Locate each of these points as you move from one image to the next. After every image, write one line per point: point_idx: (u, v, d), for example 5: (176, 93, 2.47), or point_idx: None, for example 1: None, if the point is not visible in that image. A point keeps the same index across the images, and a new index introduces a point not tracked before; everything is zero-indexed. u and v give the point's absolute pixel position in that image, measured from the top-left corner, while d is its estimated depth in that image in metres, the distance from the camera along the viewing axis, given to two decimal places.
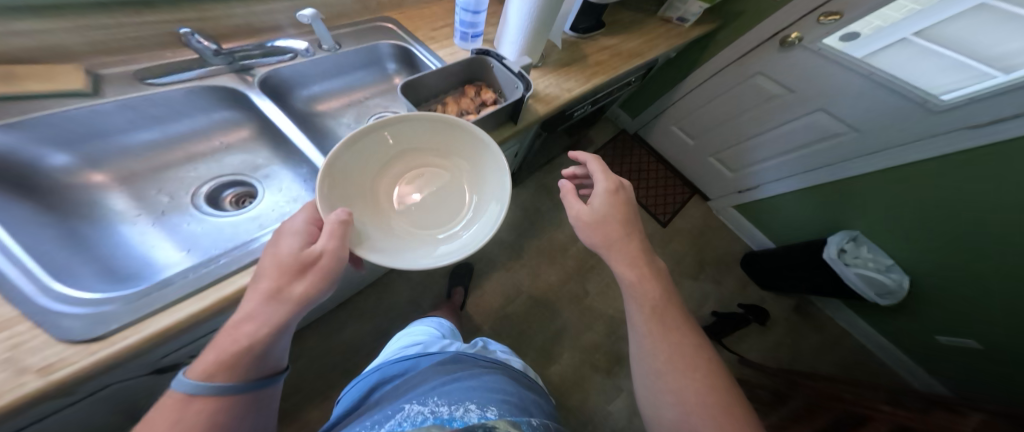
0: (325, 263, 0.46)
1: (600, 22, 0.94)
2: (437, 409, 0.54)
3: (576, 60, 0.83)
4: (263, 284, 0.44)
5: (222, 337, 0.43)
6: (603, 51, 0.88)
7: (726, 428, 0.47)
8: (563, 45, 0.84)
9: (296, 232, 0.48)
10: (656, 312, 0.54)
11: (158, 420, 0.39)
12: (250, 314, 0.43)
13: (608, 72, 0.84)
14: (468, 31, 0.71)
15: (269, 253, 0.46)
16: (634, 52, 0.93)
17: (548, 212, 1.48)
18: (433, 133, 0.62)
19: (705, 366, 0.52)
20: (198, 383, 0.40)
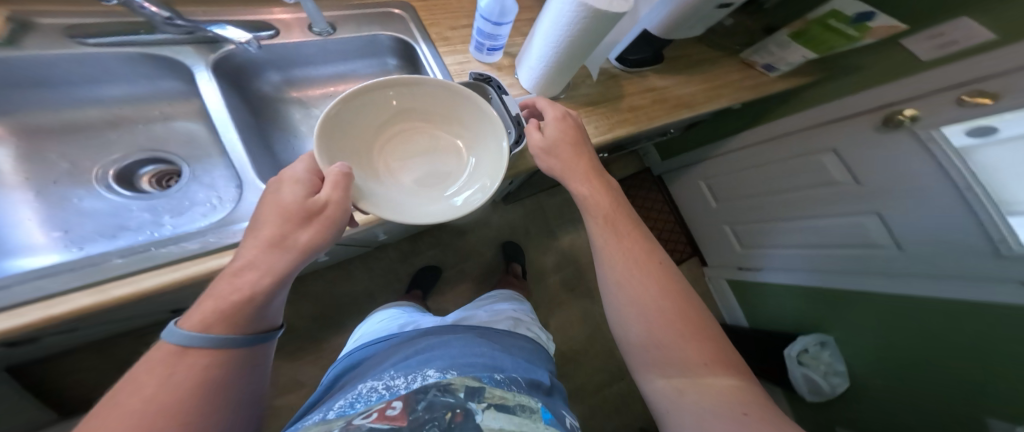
0: (332, 212, 0.49)
1: (659, 55, 0.85)
2: (391, 383, 0.56)
3: (607, 99, 0.78)
4: (267, 231, 0.47)
5: (220, 287, 0.46)
6: (645, 94, 0.81)
7: (668, 302, 0.56)
8: (599, 78, 0.79)
9: (299, 182, 0.51)
10: (610, 220, 0.62)
11: (146, 377, 0.40)
12: (253, 261, 0.46)
13: (640, 121, 0.77)
14: (485, 43, 0.72)
15: (271, 203, 0.50)
16: (684, 102, 0.84)
17: (538, 237, 1.47)
18: (437, 105, 0.63)
19: (658, 267, 0.59)
20: (191, 335, 0.42)
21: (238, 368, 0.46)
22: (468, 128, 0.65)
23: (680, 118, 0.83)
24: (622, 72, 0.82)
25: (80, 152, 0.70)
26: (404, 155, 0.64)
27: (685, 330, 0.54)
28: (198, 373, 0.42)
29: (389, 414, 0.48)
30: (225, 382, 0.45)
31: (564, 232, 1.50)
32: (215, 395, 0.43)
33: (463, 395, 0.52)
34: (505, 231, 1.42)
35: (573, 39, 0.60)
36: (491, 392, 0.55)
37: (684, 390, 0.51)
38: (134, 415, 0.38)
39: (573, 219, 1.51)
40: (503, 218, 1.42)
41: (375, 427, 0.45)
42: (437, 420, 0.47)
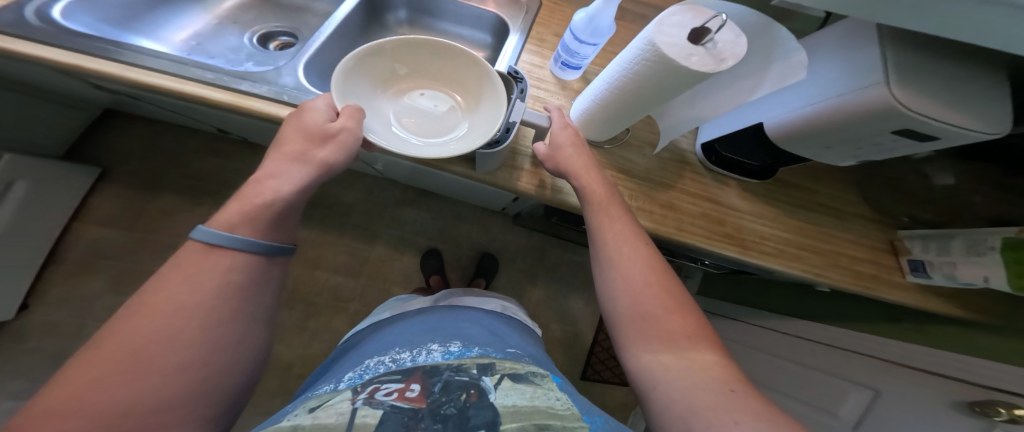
0: (346, 140, 0.41)
1: (767, 170, 0.55)
2: (397, 356, 0.41)
3: (645, 177, 0.56)
4: (287, 147, 0.41)
5: (249, 190, 0.40)
6: (697, 198, 0.55)
7: (672, 314, 0.42)
8: (664, 154, 0.57)
9: (320, 101, 0.43)
10: (610, 216, 0.46)
11: (177, 265, 0.35)
12: (278, 172, 0.40)
13: (661, 225, 0.53)
14: (562, 55, 0.59)
15: (291, 126, 0.42)
16: (747, 240, 0.53)
17: (519, 272, 1.23)
18: (447, 69, 0.52)
19: (642, 247, 0.46)
20: (213, 231, 0.36)
21: (264, 284, 0.39)
22: (483, 101, 0.50)
23: (722, 255, 0.53)
24: (700, 165, 0.56)
25: (263, 10, 0.79)
26: (400, 111, 0.50)
27: (667, 305, 0.42)
28: (223, 277, 0.36)
29: (405, 394, 0.32)
30: (251, 297, 0.37)
31: (545, 284, 1.24)
32: (240, 306, 0.36)
33: (474, 370, 0.37)
34: (490, 242, 1.23)
35: (627, 84, 0.43)
36: (500, 365, 0.39)
37: (672, 367, 0.38)
38: (155, 317, 0.32)
39: (563, 282, 1.24)
40: (503, 233, 1.24)
41: (393, 406, 0.30)
42: (450, 401, 0.31)
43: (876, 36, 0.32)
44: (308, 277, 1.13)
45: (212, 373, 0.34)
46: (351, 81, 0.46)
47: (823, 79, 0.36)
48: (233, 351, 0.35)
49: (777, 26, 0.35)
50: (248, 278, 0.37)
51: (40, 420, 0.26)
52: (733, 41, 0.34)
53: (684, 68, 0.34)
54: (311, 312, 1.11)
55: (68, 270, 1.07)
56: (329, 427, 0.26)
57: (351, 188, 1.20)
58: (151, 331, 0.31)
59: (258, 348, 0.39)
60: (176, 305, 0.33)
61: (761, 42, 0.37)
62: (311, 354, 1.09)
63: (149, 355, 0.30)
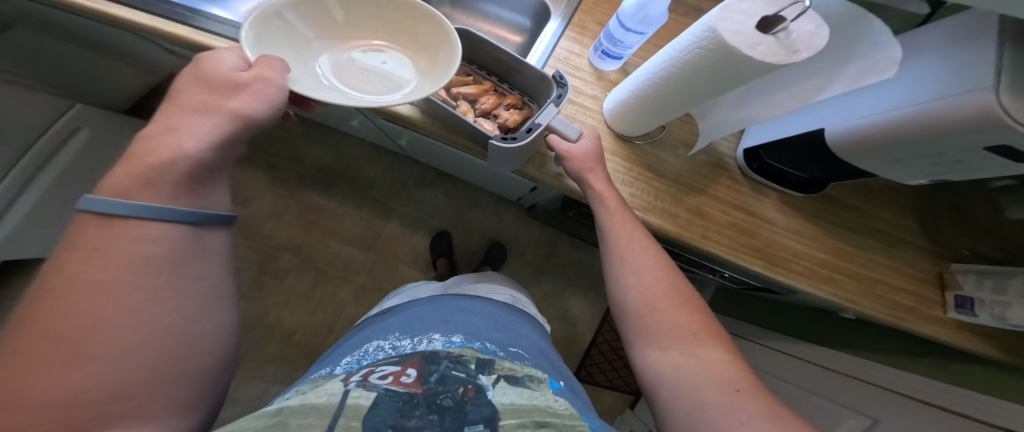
0: (264, 88, 0.36)
1: (817, 187, 0.50)
2: (398, 344, 0.40)
3: (677, 179, 0.53)
4: (189, 98, 0.36)
5: (138, 149, 0.34)
6: (729, 206, 0.52)
7: (682, 317, 0.40)
8: (702, 156, 0.54)
9: (226, 52, 0.37)
10: (620, 216, 0.44)
11: (85, 240, 0.29)
12: (179, 127, 0.35)
13: (688, 231, 0.50)
14: (603, 44, 0.56)
15: (195, 87, 0.36)
16: (777, 256, 0.50)
17: (527, 266, 1.20)
18: (396, 26, 0.47)
19: (651, 246, 0.44)
20: (105, 200, 0.30)
21: (199, 256, 0.34)
22: (436, 63, 0.45)
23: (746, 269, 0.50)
24: (739, 172, 0.53)
25: None
26: (343, 74, 0.45)
27: (675, 303, 0.41)
28: (136, 252, 0.30)
29: (401, 378, 0.31)
30: (184, 272, 0.33)
31: (553, 281, 1.21)
32: (170, 280, 0.31)
33: (472, 366, 0.34)
34: (501, 232, 1.21)
35: (673, 74, 0.40)
36: (499, 364, 0.36)
37: (681, 365, 0.37)
38: (59, 304, 0.27)
39: (569, 281, 1.22)
40: (516, 224, 1.22)
41: (388, 389, 0.29)
42: (448, 392, 0.29)
43: (992, 34, 0.28)
44: (323, 246, 1.13)
45: (165, 356, 0.30)
46: (280, 26, 0.41)
47: (915, 82, 0.32)
48: (177, 330, 0.31)
49: (868, 19, 0.31)
50: (170, 249, 0.32)
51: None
52: (812, 32, 0.31)
53: (747, 57, 0.31)
54: (319, 280, 1.12)
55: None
56: (320, 407, 0.25)
57: (373, 163, 1.19)
58: (67, 317, 0.27)
59: (213, 324, 0.35)
60: (91, 287, 0.28)
61: (843, 36, 0.33)
62: (312, 322, 1.09)
63: (73, 342, 0.26)
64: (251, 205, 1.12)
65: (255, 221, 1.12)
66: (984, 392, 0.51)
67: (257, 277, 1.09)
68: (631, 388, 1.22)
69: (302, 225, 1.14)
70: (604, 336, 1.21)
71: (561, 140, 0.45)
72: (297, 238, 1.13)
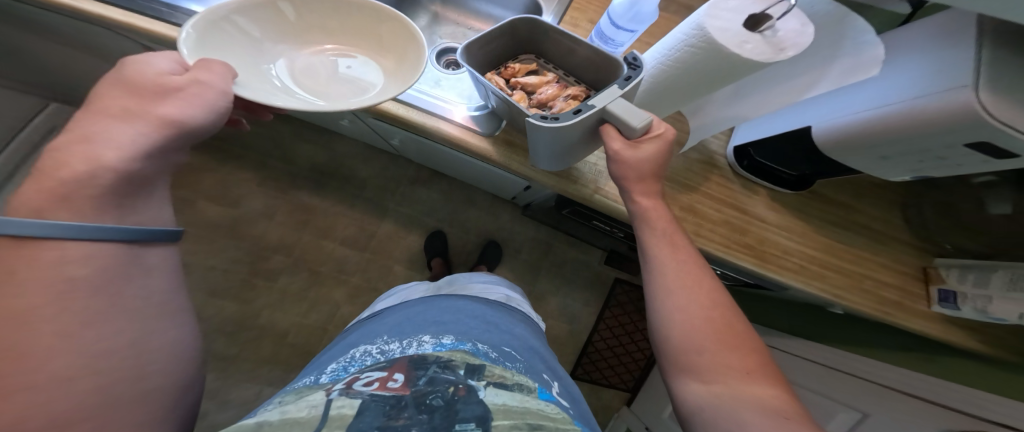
0: (199, 93, 0.33)
1: (803, 183, 0.51)
2: (386, 348, 0.40)
3: (672, 176, 0.53)
4: (110, 102, 0.33)
5: (46, 162, 0.29)
6: (721, 203, 0.52)
7: (731, 347, 0.36)
8: (694, 154, 0.54)
9: (151, 59, 0.34)
10: (669, 240, 0.41)
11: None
12: (93, 135, 0.31)
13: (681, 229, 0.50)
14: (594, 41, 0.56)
15: (116, 94, 0.33)
16: (768, 252, 0.51)
17: (523, 265, 1.20)
18: (354, 27, 0.46)
19: (695, 269, 0.40)
20: (21, 221, 0.27)
21: (135, 274, 0.32)
22: (400, 63, 0.45)
23: (739, 266, 0.51)
24: (729, 170, 0.54)
25: None
26: (304, 75, 0.44)
27: (723, 330, 0.37)
28: (62, 275, 0.28)
29: (387, 384, 0.30)
30: (122, 293, 0.31)
31: (548, 280, 1.21)
32: (106, 301, 0.30)
33: (462, 370, 0.33)
34: (496, 231, 1.21)
35: (663, 72, 0.40)
36: (491, 370, 0.34)
37: (727, 398, 0.34)
38: None
39: (565, 280, 1.22)
40: (512, 223, 1.21)
41: (373, 394, 0.28)
42: (437, 392, 0.29)
43: (970, 36, 0.29)
44: (315, 246, 1.12)
45: (104, 379, 0.28)
46: (234, 28, 0.40)
47: (903, 78, 0.32)
48: (119, 351, 0.29)
49: (851, 17, 0.32)
50: (96, 270, 0.29)
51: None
52: (798, 30, 0.32)
53: (737, 56, 0.31)
54: (313, 281, 1.11)
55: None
56: (300, 421, 0.24)
57: (366, 163, 1.18)
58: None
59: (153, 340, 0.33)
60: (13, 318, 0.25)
61: (829, 36, 0.33)
62: (306, 323, 1.08)
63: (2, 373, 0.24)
64: (240, 206, 1.12)
65: (245, 221, 1.11)
66: (964, 383, 0.52)
67: (248, 279, 1.08)
68: (629, 385, 1.23)
69: (294, 225, 1.13)
70: (600, 334, 1.22)
71: (616, 137, 0.38)
72: (289, 239, 1.12)
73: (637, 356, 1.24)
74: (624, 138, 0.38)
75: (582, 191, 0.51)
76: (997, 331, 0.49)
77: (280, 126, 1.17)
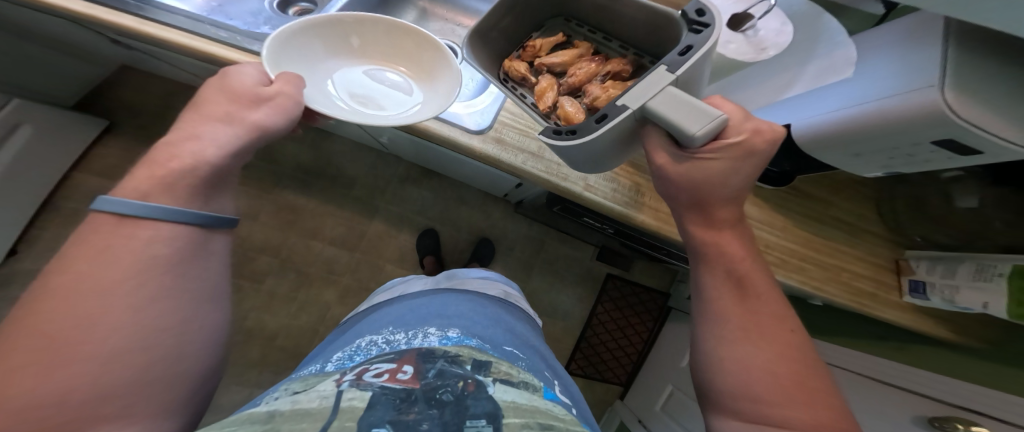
0: (285, 105, 0.35)
1: (783, 179, 0.53)
2: (392, 337, 0.40)
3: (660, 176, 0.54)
4: (203, 106, 0.33)
5: (158, 155, 0.30)
6: None
7: (797, 411, 0.28)
8: None
9: (247, 66, 0.36)
10: (731, 276, 0.34)
11: (90, 241, 0.26)
12: (195, 134, 0.32)
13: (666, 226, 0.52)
14: None
15: (212, 89, 0.34)
16: None
17: (514, 262, 1.21)
18: (403, 52, 0.47)
19: (761, 320, 0.33)
20: (125, 201, 0.27)
21: (200, 259, 0.30)
22: (441, 88, 0.45)
23: None
24: None
25: None
26: (341, 87, 0.44)
27: (790, 389, 0.29)
28: (145, 252, 0.27)
29: (397, 376, 0.30)
30: (186, 274, 0.28)
31: (539, 277, 1.22)
32: (174, 281, 0.27)
33: (469, 365, 0.33)
34: (488, 228, 1.21)
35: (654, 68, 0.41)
36: (497, 366, 0.34)
37: None
38: (57, 305, 0.23)
39: (558, 276, 1.23)
40: (503, 220, 1.21)
41: (384, 387, 0.28)
42: (447, 386, 0.29)
43: (939, 33, 0.30)
44: (303, 246, 1.11)
45: (157, 356, 0.25)
46: (298, 48, 0.42)
47: (872, 77, 0.34)
48: (177, 330, 0.27)
49: (826, 18, 0.34)
50: (176, 252, 0.28)
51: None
52: (779, 29, 0.33)
53: (719, 54, 0.33)
54: (302, 282, 1.10)
55: (64, 219, 1.04)
56: (312, 413, 0.23)
57: (355, 161, 1.17)
58: (43, 320, 0.22)
59: (209, 330, 0.30)
60: (90, 284, 0.24)
61: (806, 32, 0.35)
62: (296, 325, 1.08)
63: (60, 343, 0.22)
64: None
65: None
66: (931, 369, 0.55)
67: (235, 281, 1.07)
68: (622, 378, 1.26)
69: (281, 225, 1.11)
70: (593, 329, 1.24)
71: (663, 147, 0.31)
72: (276, 239, 1.10)
73: (630, 350, 1.26)
74: (668, 151, 0.31)
75: (572, 188, 0.52)
76: (963, 321, 0.52)
77: None
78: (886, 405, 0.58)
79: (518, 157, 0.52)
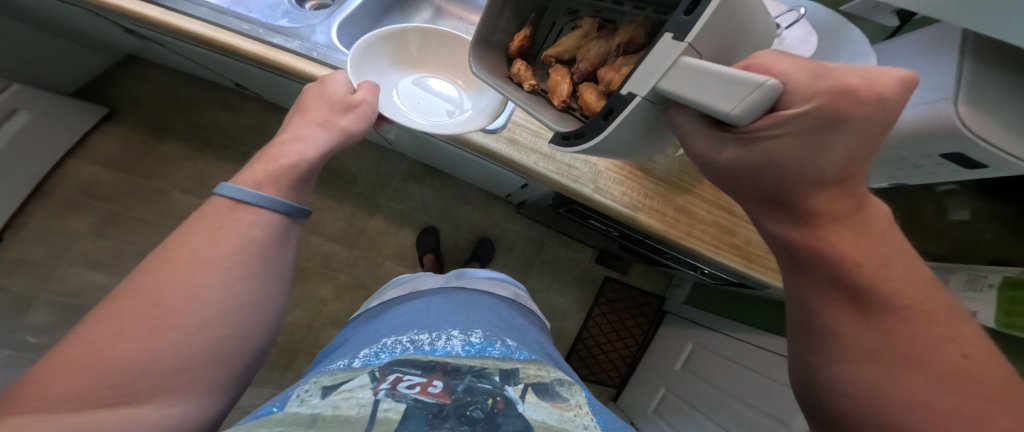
0: (365, 111, 0.39)
1: None
2: (416, 338, 0.40)
3: (670, 180, 0.55)
4: (305, 110, 0.39)
5: (271, 151, 0.36)
6: (712, 206, 0.55)
7: None
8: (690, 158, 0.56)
9: (341, 75, 0.41)
10: (835, 283, 0.25)
11: (206, 219, 0.30)
12: (300, 135, 0.37)
13: (673, 230, 0.53)
14: None
15: (314, 92, 0.40)
16: (754, 253, 0.54)
17: (514, 263, 1.21)
18: (463, 66, 0.48)
19: (902, 337, 0.23)
20: (242, 188, 0.31)
21: (283, 245, 0.32)
22: (490, 101, 0.47)
23: (725, 265, 0.54)
24: None
25: None
26: (401, 94, 0.47)
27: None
28: (244, 235, 0.30)
29: (428, 389, 0.31)
30: (270, 258, 0.31)
31: (538, 278, 1.22)
32: (259, 261, 0.30)
33: (496, 377, 0.34)
34: (488, 228, 1.21)
35: None
36: (524, 373, 0.36)
37: None
38: (167, 274, 0.26)
39: (557, 278, 1.24)
40: (504, 220, 1.21)
41: (417, 400, 0.29)
42: (477, 403, 0.29)
43: (956, 45, 0.32)
44: (301, 241, 1.09)
45: (231, 334, 0.27)
46: (376, 52, 0.45)
47: None
48: (253, 309, 0.29)
49: (849, 28, 0.36)
50: (270, 236, 0.31)
51: (10, 405, 0.21)
52: (802, 39, 0.36)
53: None
54: (299, 276, 1.08)
55: (56, 206, 1.02)
56: (351, 420, 0.25)
57: (357, 157, 1.16)
58: (157, 285, 0.26)
59: (276, 314, 0.31)
60: (198, 259, 0.27)
61: (829, 44, 0.37)
62: (291, 320, 1.06)
63: (164, 312, 0.25)
64: None
65: None
66: None
67: None
68: (614, 381, 1.27)
69: None
70: (589, 331, 1.25)
71: (696, 135, 0.24)
72: None
73: (624, 352, 1.27)
74: (710, 139, 0.24)
75: (582, 190, 0.53)
76: None
77: (267, 117, 1.14)
78: None
79: (532, 158, 0.52)
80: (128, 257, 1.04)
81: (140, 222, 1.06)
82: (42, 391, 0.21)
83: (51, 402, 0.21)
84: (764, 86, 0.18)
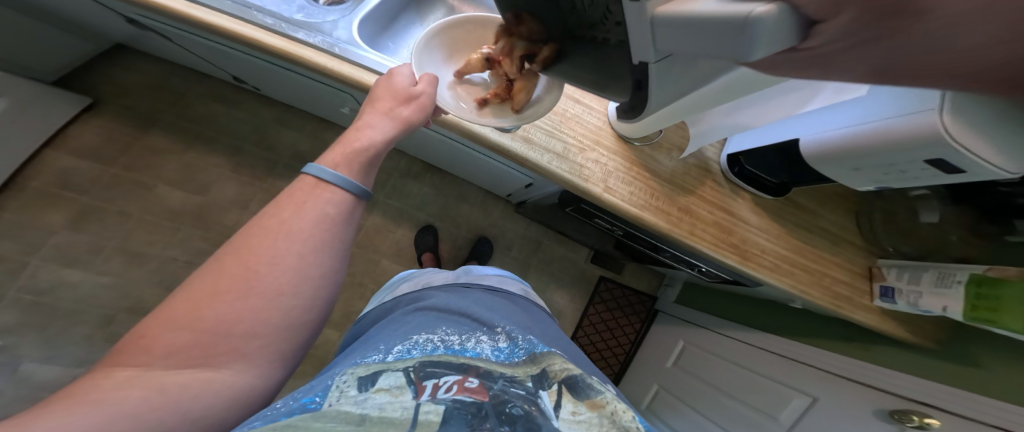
0: (425, 102, 0.40)
1: (778, 187, 0.58)
2: (447, 337, 0.41)
3: (676, 183, 0.57)
4: (373, 100, 0.39)
5: (345, 136, 0.38)
6: (715, 207, 0.58)
7: None
8: (694, 161, 0.59)
9: (405, 68, 0.42)
10: None
11: (292, 195, 0.33)
12: (369, 123, 0.38)
13: (679, 229, 0.55)
14: None
15: (381, 84, 0.40)
16: (750, 252, 0.57)
17: (511, 262, 1.23)
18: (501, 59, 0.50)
19: None
20: (324, 167, 0.34)
21: (352, 223, 0.35)
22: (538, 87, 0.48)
23: (725, 263, 0.57)
24: (721, 175, 0.59)
25: None
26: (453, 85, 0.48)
27: None
28: (320, 210, 0.33)
29: (464, 387, 0.32)
30: (341, 233, 0.33)
31: (535, 277, 1.24)
32: (331, 238, 0.32)
33: (530, 383, 0.35)
34: (487, 227, 1.22)
35: None
36: (553, 373, 0.38)
37: None
38: (255, 241, 0.30)
39: (553, 277, 1.26)
40: (503, 220, 1.23)
41: (454, 400, 0.29)
42: (514, 402, 0.31)
43: None
44: None
45: (304, 301, 0.30)
46: (431, 46, 0.47)
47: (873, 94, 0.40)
48: (318, 283, 0.31)
49: None
50: (341, 211, 0.34)
51: (124, 353, 0.25)
52: None
53: None
54: None
55: (28, 198, 0.96)
56: (397, 422, 0.25)
57: None
58: (249, 252, 0.29)
59: (339, 288, 0.34)
60: (281, 231, 0.30)
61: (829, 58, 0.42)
62: None
63: (255, 279, 0.28)
64: (209, 193, 1.06)
65: (215, 209, 1.06)
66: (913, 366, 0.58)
67: None
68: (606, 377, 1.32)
69: None
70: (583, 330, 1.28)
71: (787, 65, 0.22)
72: None
73: (615, 350, 1.31)
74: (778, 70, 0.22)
75: (592, 190, 0.54)
76: (921, 322, 0.59)
77: (263, 111, 1.12)
78: (859, 401, 0.63)
79: (546, 158, 0.54)
80: (107, 254, 0.99)
81: (121, 217, 1.01)
82: (153, 343, 0.25)
83: (157, 359, 0.25)
84: (758, 15, 0.16)
